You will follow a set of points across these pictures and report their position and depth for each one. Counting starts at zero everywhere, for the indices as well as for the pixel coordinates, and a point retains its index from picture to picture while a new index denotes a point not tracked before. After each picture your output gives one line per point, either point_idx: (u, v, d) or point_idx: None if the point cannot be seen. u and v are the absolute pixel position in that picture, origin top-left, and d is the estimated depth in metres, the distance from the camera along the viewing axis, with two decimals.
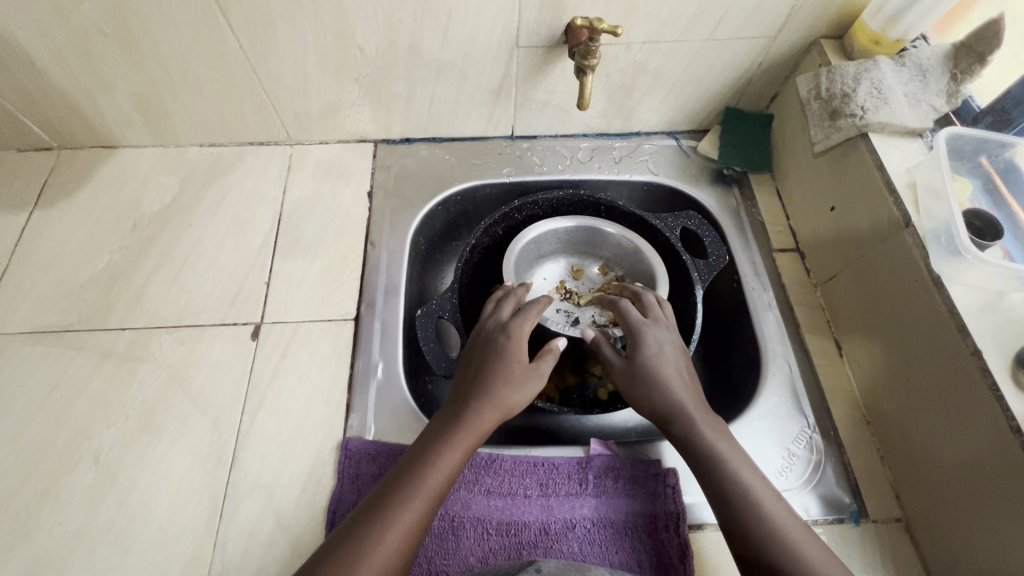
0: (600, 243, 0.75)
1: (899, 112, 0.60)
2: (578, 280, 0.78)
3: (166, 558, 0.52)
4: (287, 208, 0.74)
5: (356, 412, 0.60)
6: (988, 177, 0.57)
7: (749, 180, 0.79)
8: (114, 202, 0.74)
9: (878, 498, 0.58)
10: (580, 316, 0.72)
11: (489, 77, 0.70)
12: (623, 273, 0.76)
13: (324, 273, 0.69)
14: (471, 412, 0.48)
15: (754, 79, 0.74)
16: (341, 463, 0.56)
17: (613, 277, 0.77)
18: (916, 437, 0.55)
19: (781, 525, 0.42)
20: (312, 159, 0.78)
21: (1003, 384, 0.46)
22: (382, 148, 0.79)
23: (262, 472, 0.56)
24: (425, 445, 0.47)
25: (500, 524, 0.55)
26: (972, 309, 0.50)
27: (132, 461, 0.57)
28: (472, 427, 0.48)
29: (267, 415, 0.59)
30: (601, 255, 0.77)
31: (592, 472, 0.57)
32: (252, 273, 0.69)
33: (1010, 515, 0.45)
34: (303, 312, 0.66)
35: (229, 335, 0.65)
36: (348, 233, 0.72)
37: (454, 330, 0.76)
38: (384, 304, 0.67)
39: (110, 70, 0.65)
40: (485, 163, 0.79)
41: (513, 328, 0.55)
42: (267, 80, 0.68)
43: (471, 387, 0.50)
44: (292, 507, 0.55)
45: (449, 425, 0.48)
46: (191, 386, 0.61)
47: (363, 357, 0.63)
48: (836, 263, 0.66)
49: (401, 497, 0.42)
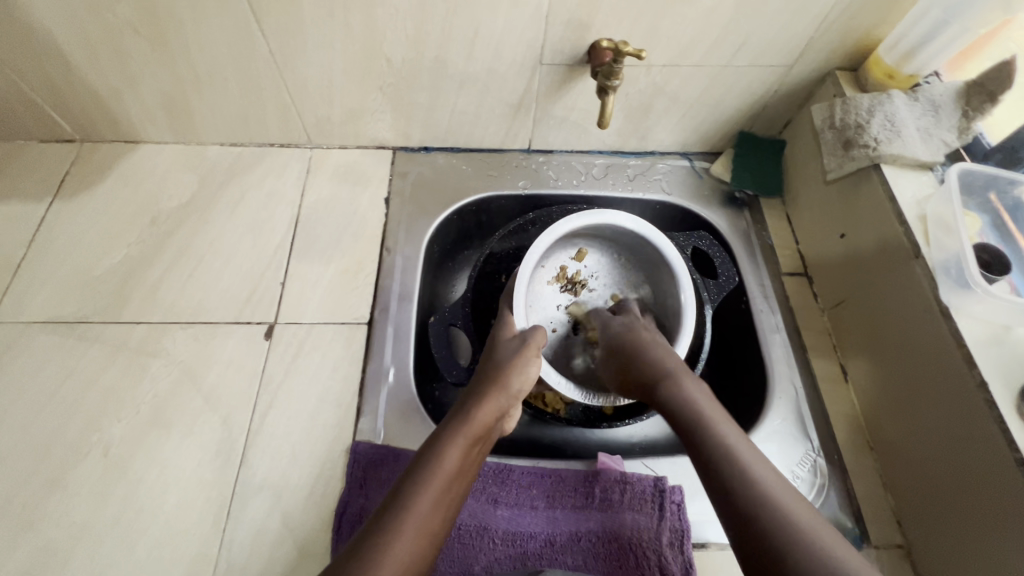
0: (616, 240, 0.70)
1: (912, 145, 0.61)
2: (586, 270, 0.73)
3: (172, 553, 0.53)
4: (305, 210, 0.75)
5: (366, 416, 0.60)
6: (996, 214, 0.58)
7: (760, 204, 0.80)
8: (134, 196, 0.74)
9: (880, 524, 0.58)
10: (586, 311, 0.74)
11: (511, 91, 0.71)
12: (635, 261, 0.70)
13: (339, 276, 0.70)
14: (453, 442, 0.48)
15: (769, 105, 0.75)
16: (350, 466, 0.57)
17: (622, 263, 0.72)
18: (921, 463, 0.56)
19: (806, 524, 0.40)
20: (331, 163, 0.79)
21: (1007, 416, 0.48)
22: (400, 156, 0.80)
23: (271, 472, 0.57)
24: (412, 472, 0.46)
25: (506, 534, 0.55)
26: (979, 341, 0.51)
27: (142, 454, 0.57)
28: (455, 454, 0.48)
29: (278, 416, 0.60)
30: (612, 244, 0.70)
31: (599, 486, 0.57)
32: (267, 273, 0.70)
33: (1013, 544, 0.46)
34: (317, 314, 0.67)
35: (243, 334, 0.65)
36: (364, 237, 0.73)
37: (464, 339, 0.76)
38: (398, 309, 0.68)
39: (139, 67, 0.66)
40: (501, 174, 0.80)
41: (498, 362, 0.56)
42: (294, 84, 0.69)
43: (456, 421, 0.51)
44: (300, 509, 0.55)
45: (433, 455, 0.47)
46: (203, 382, 0.61)
47: (375, 362, 0.64)
48: (843, 289, 0.68)
49: (395, 523, 0.41)
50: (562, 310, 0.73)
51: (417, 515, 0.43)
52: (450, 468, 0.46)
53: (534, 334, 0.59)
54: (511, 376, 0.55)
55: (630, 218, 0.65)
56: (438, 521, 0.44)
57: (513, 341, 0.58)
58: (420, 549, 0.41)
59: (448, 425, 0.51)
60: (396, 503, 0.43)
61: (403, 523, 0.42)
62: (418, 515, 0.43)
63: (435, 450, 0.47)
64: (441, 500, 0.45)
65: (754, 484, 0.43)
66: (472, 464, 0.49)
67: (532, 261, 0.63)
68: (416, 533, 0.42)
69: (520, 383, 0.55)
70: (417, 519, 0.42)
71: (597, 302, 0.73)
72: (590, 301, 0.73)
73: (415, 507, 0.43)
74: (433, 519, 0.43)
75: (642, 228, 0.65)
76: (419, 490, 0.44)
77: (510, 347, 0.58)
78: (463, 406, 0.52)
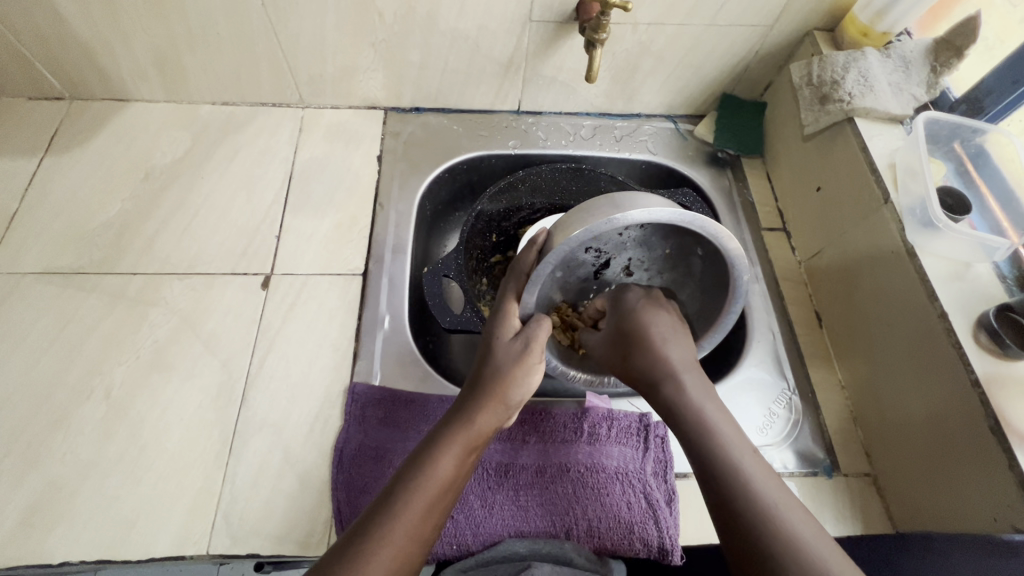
0: (686, 233, 0.52)
1: (884, 99, 0.64)
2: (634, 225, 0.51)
3: (177, 487, 0.54)
4: (298, 166, 0.76)
5: (363, 358, 0.63)
6: (960, 161, 0.62)
7: (742, 163, 0.83)
8: (126, 152, 0.75)
9: (849, 454, 0.62)
10: (611, 260, 0.58)
11: (501, 50, 0.72)
12: (700, 251, 0.54)
13: (334, 229, 0.71)
14: (440, 449, 0.46)
15: (751, 66, 0.78)
16: (348, 405, 0.59)
17: (675, 243, 0.54)
18: (888, 397, 0.59)
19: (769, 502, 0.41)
20: (323, 122, 0.80)
21: (966, 343, 0.51)
22: (392, 116, 0.82)
23: (271, 411, 0.59)
24: (403, 476, 0.45)
25: (500, 466, 0.58)
26: (940, 276, 0.55)
27: (144, 397, 0.59)
28: (445, 467, 0.45)
29: (277, 359, 0.62)
30: (683, 230, 0.52)
31: (587, 422, 0.60)
32: (263, 227, 0.71)
33: (970, 461, 0.50)
34: (312, 265, 0.68)
35: (239, 284, 0.66)
36: (357, 193, 0.75)
37: (458, 294, 0.79)
38: (392, 261, 0.69)
39: (131, 20, 0.66)
40: (491, 134, 0.82)
41: (497, 360, 0.51)
42: (286, 40, 0.70)
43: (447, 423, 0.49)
44: (301, 444, 0.57)
45: (419, 458, 0.46)
46: (202, 329, 0.63)
47: (370, 310, 0.66)
48: (819, 239, 0.71)
49: (384, 528, 0.41)
50: (584, 254, 0.55)
51: (404, 517, 0.42)
52: (441, 483, 0.45)
53: (536, 328, 0.53)
54: (513, 378, 0.51)
55: (733, 238, 0.50)
56: (427, 525, 0.43)
57: (513, 342, 0.52)
58: (410, 547, 0.41)
59: (437, 429, 0.48)
60: (386, 509, 0.42)
61: (390, 529, 0.41)
62: (406, 522, 0.42)
63: (426, 463, 0.45)
64: (428, 515, 0.43)
65: (723, 449, 0.44)
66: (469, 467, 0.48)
67: (567, 245, 0.49)
68: (405, 536, 0.41)
69: (520, 391, 0.51)
70: (404, 528, 0.42)
71: (627, 250, 0.56)
72: (619, 249, 0.56)
73: (402, 511, 0.42)
74: (423, 525, 0.43)
75: (740, 256, 0.51)
76: (409, 496, 0.43)
77: (509, 350, 0.52)
78: (458, 412, 0.49)
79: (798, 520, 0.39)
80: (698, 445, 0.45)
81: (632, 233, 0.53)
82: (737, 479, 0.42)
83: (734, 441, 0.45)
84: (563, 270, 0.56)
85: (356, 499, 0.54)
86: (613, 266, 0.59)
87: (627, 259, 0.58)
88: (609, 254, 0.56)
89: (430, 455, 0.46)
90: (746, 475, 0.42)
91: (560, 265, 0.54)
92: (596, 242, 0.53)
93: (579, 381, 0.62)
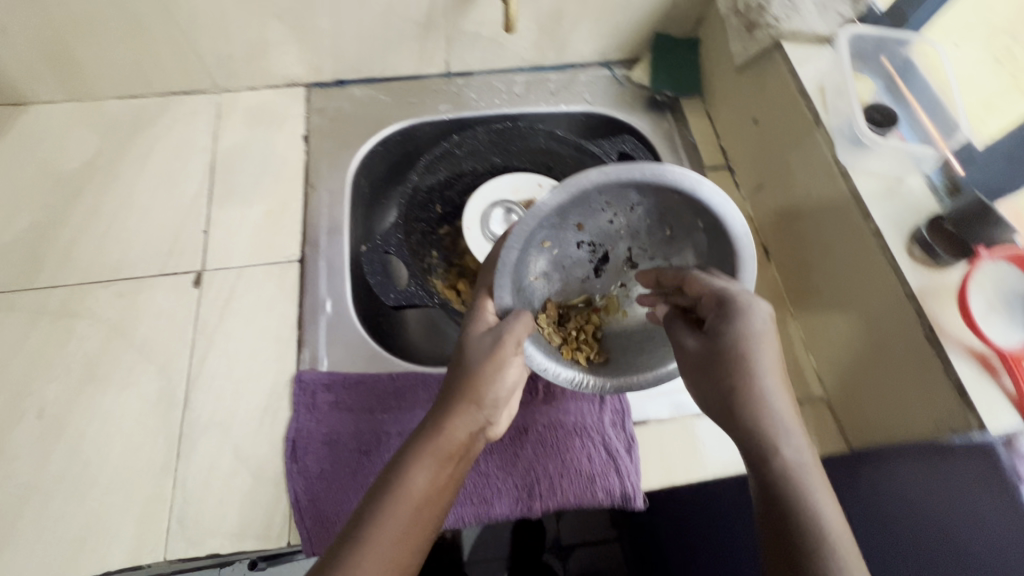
0: (674, 198, 0.48)
1: (809, 21, 0.63)
2: (620, 207, 0.50)
3: (124, 499, 0.52)
4: (220, 155, 0.72)
5: (308, 346, 0.61)
6: (889, 77, 0.61)
7: (681, 104, 0.81)
8: (31, 159, 0.70)
9: (802, 381, 0.62)
10: (610, 252, 0.56)
11: (415, 8, 0.69)
12: (703, 224, 0.49)
13: (264, 217, 0.68)
14: (409, 469, 0.44)
15: (679, 2, 0.75)
16: (296, 394, 0.57)
17: (672, 220, 0.51)
18: (835, 322, 0.59)
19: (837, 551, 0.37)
20: (241, 106, 0.76)
21: (899, 258, 0.52)
22: (315, 92, 0.78)
23: (216, 410, 0.56)
24: (370, 501, 0.43)
25: None
26: (874, 194, 0.55)
27: (80, 412, 0.56)
28: (416, 485, 0.44)
29: (217, 357, 0.59)
30: (671, 200, 0.48)
31: (541, 382, 0.60)
32: (188, 223, 0.67)
33: (916, 373, 0.50)
34: (245, 256, 0.66)
35: (170, 284, 0.63)
36: (286, 177, 0.71)
37: (399, 264, 0.72)
38: (328, 243, 0.67)
39: (6, 14, 0.61)
40: (422, 101, 0.78)
41: (468, 358, 0.49)
42: (184, 20, 0.65)
43: (418, 434, 0.47)
44: (251, 439, 0.55)
45: (388, 480, 0.44)
46: (135, 335, 0.60)
47: (310, 296, 0.63)
48: (759, 173, 0.70)
49: (350, 560, 0.40)
50: (579, 250, 0.54)
51: (379, 549, 0.41)
52: (413, 502, 0.43)
53: (511, 327, 0.49)
54: (485, 375, 0.47)
55: (716, 191, 0.46)
56: (404, 549, 0.42)
57: (484, 339, 0.48)
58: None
59: (410, 441, 0.46)
60: (354, 542, 0.41)
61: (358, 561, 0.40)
62: (375, 550, 0.41)
63: (395, 481, 0.44)
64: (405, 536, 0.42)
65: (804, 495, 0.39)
66: (449, 480, 0.46)
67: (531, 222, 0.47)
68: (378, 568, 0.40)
69: (495, 389, 0.48)
70: (374, 557, 0.41)
71: (624, 241, 0.55)
72: (614, 241, 0.55)
73: (371, 539, 0.41)
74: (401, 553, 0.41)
75: (733, 213, 0.47)
76: (375, 525, 0.42)
77: (479, 345, 0.49)
78: (429, 422, 0.47)
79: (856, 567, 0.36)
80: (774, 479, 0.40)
81: (622, 216, 0.52)
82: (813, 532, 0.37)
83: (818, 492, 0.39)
84: (558, 265, 0.55)
85: (314, 487, 0.53)
86: (615, 258, 0.56)
87: (629, 251, 0.55)
88: (607, 246, 0.55)
89: (400, 477, 0.44)
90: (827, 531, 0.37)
91: (550, 258, 0.54)
92: (586, 232, 0.53)
93: (593, 389, 0.53)
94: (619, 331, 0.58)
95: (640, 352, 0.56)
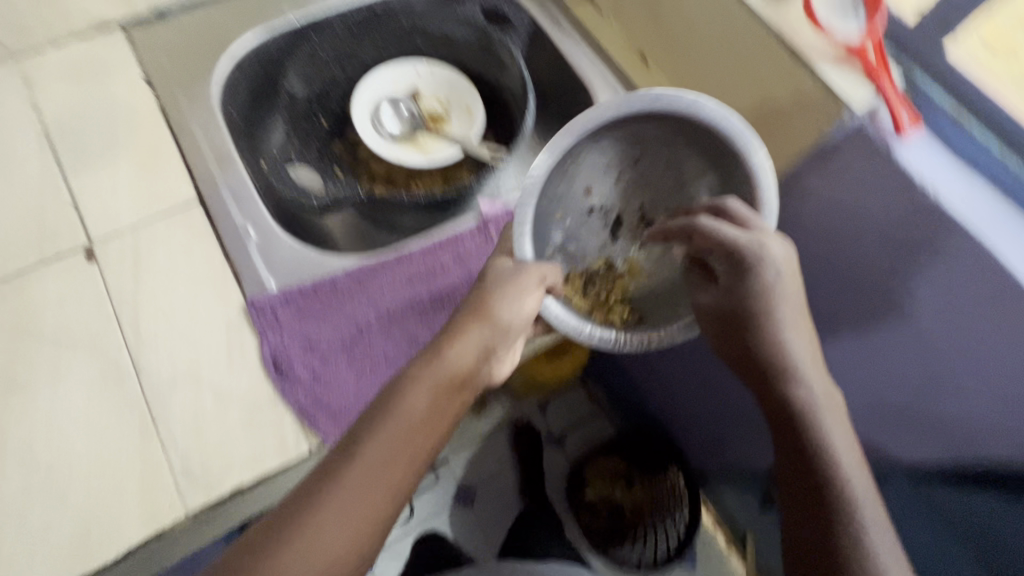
0: (661, 119, 0.55)
1: None
2: (617, 153, 0.59)
3: (112, 481, 0.48)
4: (52, 123, 0.62)
5: (246, 275, 0.57)
6: None
7: None
8: None
9: None
10: (623, 209, 0.62)
11: None
12: (693, 143, 0.55)
13: (138, 170, 0.61)
14: (401, 407, 0.43)
15: None
16: (256, 318, 0.54)
17: (685, 170, 0.58)
18: (717, 89, 0.64)
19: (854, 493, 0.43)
20: (51, 64, 0.65)
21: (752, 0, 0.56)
22: (135, 28, 0.68)
23: (176, 364, 0.52)
24: (353, 438, 0.43)
25: (434, 298, 0.57)
26: None
27: (13, 423, 0.49)
28: (398, 421, 0.43)
29: (150, 317, 0.54)
30: (658, 125, 0.56)
31: (492, 225, 0.61)
32: (49, 202, 0.59)
33: (790, 95, 0.56)
34: (134, 213, 0.59)
35: (58, 268, 0.56)
36: (143, 123, 0.63)
37: (302, 169, 0.75)
38: (223, 173, 0.61)
39: None
40: (262, 9, 0.72)
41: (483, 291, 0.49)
42: None
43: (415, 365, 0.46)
44: (227, 376, 0.52)
45: (376, 416, 0.43)
46: (42, 329, 0.53)
47: (227, 228, 0.59)
48: None
49: (327, 505, 0.40)
50: (591, 217, 0.61)
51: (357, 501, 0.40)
52: (403, 424, 0.43)
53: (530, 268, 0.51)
54: (493, 316, 0.48)
55: (701, 98, 0.52)
56: (386, 494, 0.41)
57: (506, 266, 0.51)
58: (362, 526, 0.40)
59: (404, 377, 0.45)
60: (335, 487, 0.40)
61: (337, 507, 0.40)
62: (351, 497, 0.40)
63: (387, 411, 0.43)
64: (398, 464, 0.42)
65: (830, 452, 0.44)
66: (442, 418, 0.45)
67: (537, 171, 0.55)
68: (354, 519, 0.40)
69: (508, 313, 0.48)
70: (350, 505, 0.40)
71: (630, 198, 0.61)
72: (624, 198, 0.62)
73: (349, 485, 0.40)
74: (378, 506, 0.41)
75: (701, 105, 0.52)
76: (352, 471, 0.41)
77: (501, 275, 0.51)
78: (429, 351, 0.46)
79: (859, 479, 0.43)
80: (787, 422, 0.46)
81: (625, 168, 0.60)
82: (835, 480, 0.43)
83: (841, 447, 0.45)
84: (576, 231, 0.61)
85: (314, 390, 0.52)
86: (630, 219, 0.62)
87: (640, 206, 0.61)
88: (618, 210, 0.62)
89: (390, 414, 0.43)
90: (842, 476, 0.43)
91: (567, 228, 0.60)
92: (596, 194, 0.61)
93: (625, 347, 0.53)
94: (645, 293, 0.60)
95: (666, 311, 0.57)
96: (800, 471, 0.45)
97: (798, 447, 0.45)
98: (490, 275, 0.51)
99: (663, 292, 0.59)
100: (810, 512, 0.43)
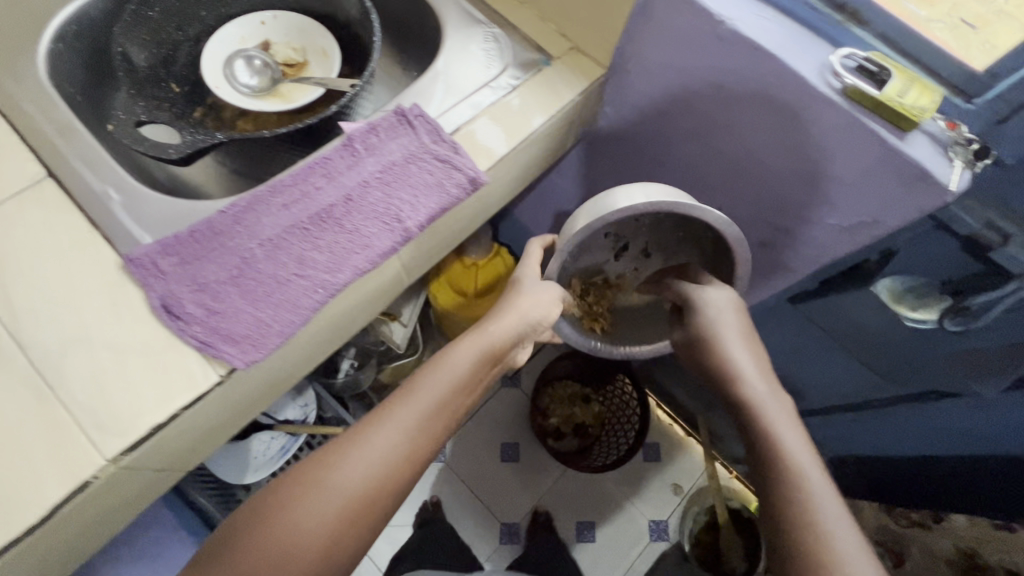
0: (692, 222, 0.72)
1: None
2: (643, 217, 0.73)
3: (20, 450, 0.48)
4: None
5: (119, 235, 0.56)
6: None
7: None
8: None
9: (550, 42, 0.74)
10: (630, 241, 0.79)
11: None
12: (710, 236, 0.73)
13: None
14: (448, 370, 0.58)
15: None
16: (135, 272, 0.54)
17: (692, 228, 0.74)
18: None
19: (790, 446, 0.49)
20: None
21: None
22: None
23: (64, 331, 0.52)
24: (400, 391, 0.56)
25: (312, 217, 0.59)
26: None
27: None
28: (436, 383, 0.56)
29: (24, 294, 0.53)
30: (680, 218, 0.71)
31: (357, 142, 0.63)
32: None
33: None
34: None
35: None
36: None
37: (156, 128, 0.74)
38: (68, 143, 0.60)
39: None
40: None
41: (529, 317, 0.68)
42: None
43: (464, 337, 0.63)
44: (121, 330, 0.53)
45: (425, 376, 0.57)
46: None
47: (86, 195, 0.57)
48: None
49: (364, 438, 0.51)
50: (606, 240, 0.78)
51: (379, 443, 0.51)
52: (441, 391, 0.56)
53: (554, 284, 0.73)
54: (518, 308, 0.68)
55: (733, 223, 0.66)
56: (396, 462, 0.51)
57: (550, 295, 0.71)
58: (380, 473, 0.50)
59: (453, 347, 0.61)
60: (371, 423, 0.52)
61: (365, 443, 0.51)
62: (373, 447, 0.51)
63: (434, 374, 0.57)
64: (444, 408, 0.55)
65: (769, 424, 0.51)
66: (464, 394, 0.58)
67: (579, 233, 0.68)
68: (366, 477, 0.49)
69: (542, 309, 0.70)
70: (371, 453, 0.50)
71: (641, 237, 0.78)
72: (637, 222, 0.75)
73: (380, 427, 0.52)
74: (390, 471, 0.50)
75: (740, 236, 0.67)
76: (386, 418, 0.53)
77: (541, 296, 0.71)
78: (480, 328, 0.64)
79: (811, 460, 0.48)
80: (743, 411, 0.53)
81: (646, 218, 0.74)
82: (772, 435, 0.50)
83: (796, 431, 0.50)
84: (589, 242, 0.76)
85: (211, 323, 0.53)
86: (634, 246, 0.80)
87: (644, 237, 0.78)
88: (628, 238, 0.79)
89: (432, 376, 0.57)
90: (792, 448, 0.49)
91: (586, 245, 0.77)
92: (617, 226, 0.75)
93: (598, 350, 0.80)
94: (628, 307, 0.87)
95: (641, 328, 0.85)
96: (752, 442, 0.51)
97: (747, 424, 0.52)
98: (540, 306, 0.70)
99: (644, 310, 0.86)
100: (759, 477, 0.49)
